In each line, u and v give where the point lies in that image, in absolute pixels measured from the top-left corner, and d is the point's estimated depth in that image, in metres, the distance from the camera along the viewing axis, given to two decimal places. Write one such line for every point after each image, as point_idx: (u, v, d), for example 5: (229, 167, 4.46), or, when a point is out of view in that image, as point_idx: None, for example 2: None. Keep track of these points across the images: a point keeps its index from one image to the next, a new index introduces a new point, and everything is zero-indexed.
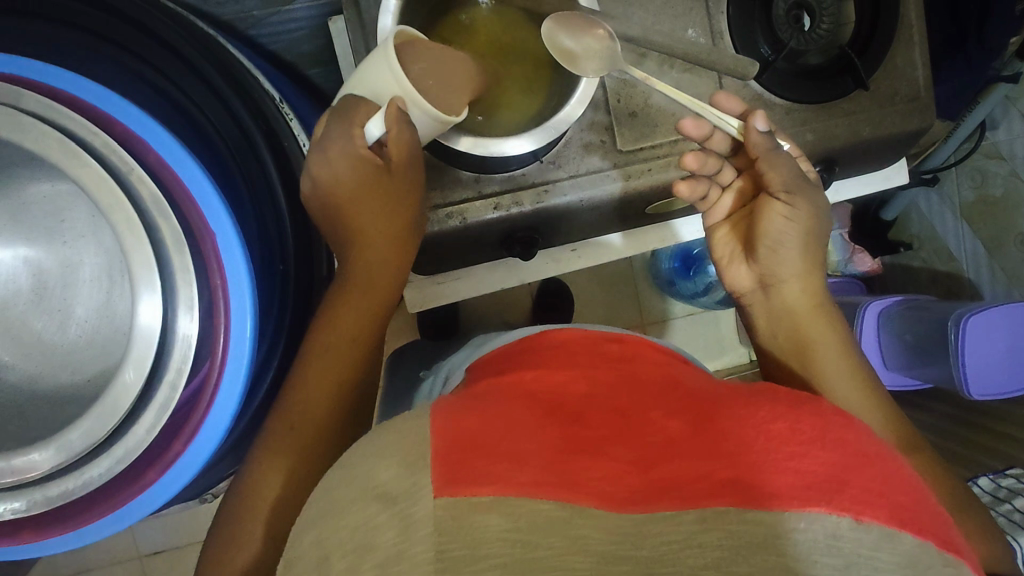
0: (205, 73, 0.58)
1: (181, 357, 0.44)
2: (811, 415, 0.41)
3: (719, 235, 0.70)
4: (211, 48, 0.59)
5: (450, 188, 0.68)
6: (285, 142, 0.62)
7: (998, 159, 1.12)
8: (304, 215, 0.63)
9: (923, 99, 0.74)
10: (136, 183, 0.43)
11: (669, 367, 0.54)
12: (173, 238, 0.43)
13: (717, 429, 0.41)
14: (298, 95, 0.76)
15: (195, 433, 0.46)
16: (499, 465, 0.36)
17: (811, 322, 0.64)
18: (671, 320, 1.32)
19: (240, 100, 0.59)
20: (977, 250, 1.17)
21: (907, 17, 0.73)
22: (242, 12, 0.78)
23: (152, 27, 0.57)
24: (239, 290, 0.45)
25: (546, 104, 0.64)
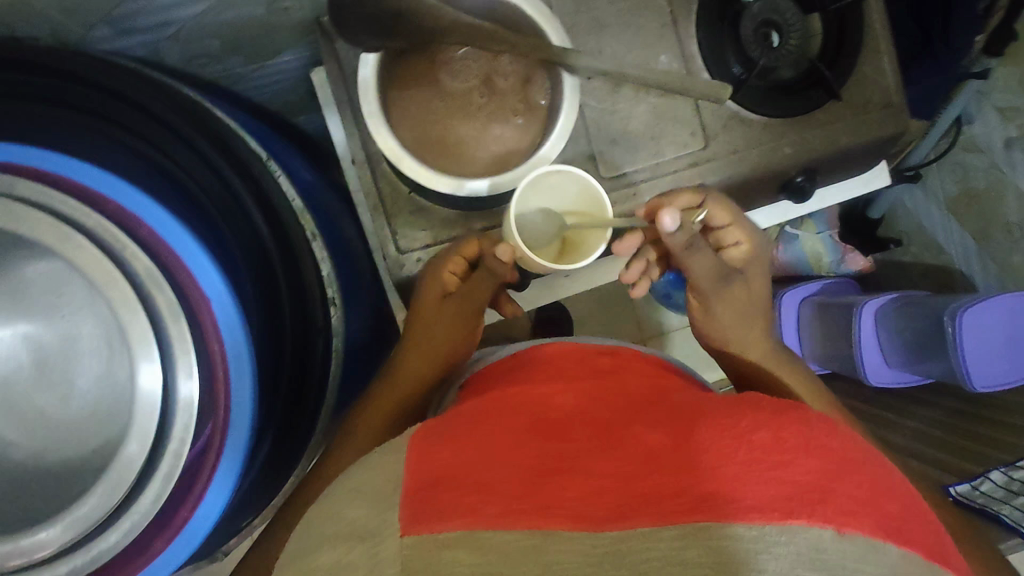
0: (191, 138, 0.59)
1: (186, 417, 0.44)
2: (795, 423, 0.41)
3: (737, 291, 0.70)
4: (196, 111, 0.60)
5: (440, 228, 0.69)
6: (277, 203, 0.62)
7: (976, 152, 1.13)
8: (294, 265, 0.62)
9: (896, 104, 0.75)
10: (130, 259, 0.44)
11: (656, 378, 0.55)
12: (168, 308, 0.44)
13: (697, 436, 0.41)
14: (286, 144, 0.77)
15: (202, 495, 0.47)
16: (467, 497, 0.38)
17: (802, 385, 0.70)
18: (668, 331, 1.35)
19: (226, 161, 0.59)
20: (966, 242, 1.19)
21: (872, 29, 0.74)
22: (226, 71, 0.78)
23: (130, 94, 0.58)
24: (238, 353, 0.47)
25: (526, 119, 0.61)
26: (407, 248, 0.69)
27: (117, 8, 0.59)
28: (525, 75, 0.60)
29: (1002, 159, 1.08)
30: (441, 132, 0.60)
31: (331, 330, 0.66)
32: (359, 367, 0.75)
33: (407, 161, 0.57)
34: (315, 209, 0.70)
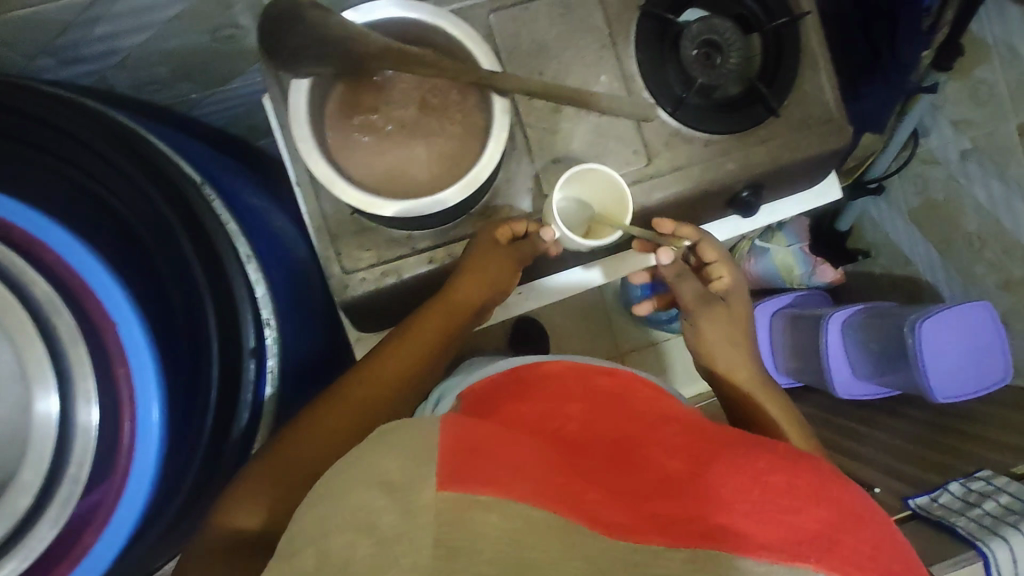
0: (120, 164, 0.57)
1: (84, 445, 0.47)
2: (810, 475, 0.44)
3: (720, 323, 0.75)
4: (125, 136, 0.58)
5: (385, 247, 0.70)
6: (208, 223, 0.57)
7: (934, 164, 1.15)
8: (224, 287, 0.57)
9: (837, 119, 0.77)
10: (29, 283, 0.47)
11: (664, 402, 0.58)
12: (67, 330, 0.48)
13: (713, 471, 0.44)
14: (237, 166, 0.78)
15: (106, 522, 0.48)
16: (501, 468, 0.39)
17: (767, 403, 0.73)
18: (647, 347, 1.36)
19: (154, 185, 0.57)
20: (930, 253, 1.20)
21: (809, 48, 0.76)
22: (179, 96, 0.79)
23: (55, 120, 0.57)
24: (142, 372, 0.49)
25: (460, 141, 0.62)
26: (352, 269, 0.70)
27: (58, 38, 0.60)
28: (460, 99, 0.62)
29: (959, 170, 1.10)
30: (376, 155, 0.61)
31: (271, 352, 0.61)
32: (309, 388, 0.74)
33: (341, 184, 0.58)
34: (258, 232, 0.67)
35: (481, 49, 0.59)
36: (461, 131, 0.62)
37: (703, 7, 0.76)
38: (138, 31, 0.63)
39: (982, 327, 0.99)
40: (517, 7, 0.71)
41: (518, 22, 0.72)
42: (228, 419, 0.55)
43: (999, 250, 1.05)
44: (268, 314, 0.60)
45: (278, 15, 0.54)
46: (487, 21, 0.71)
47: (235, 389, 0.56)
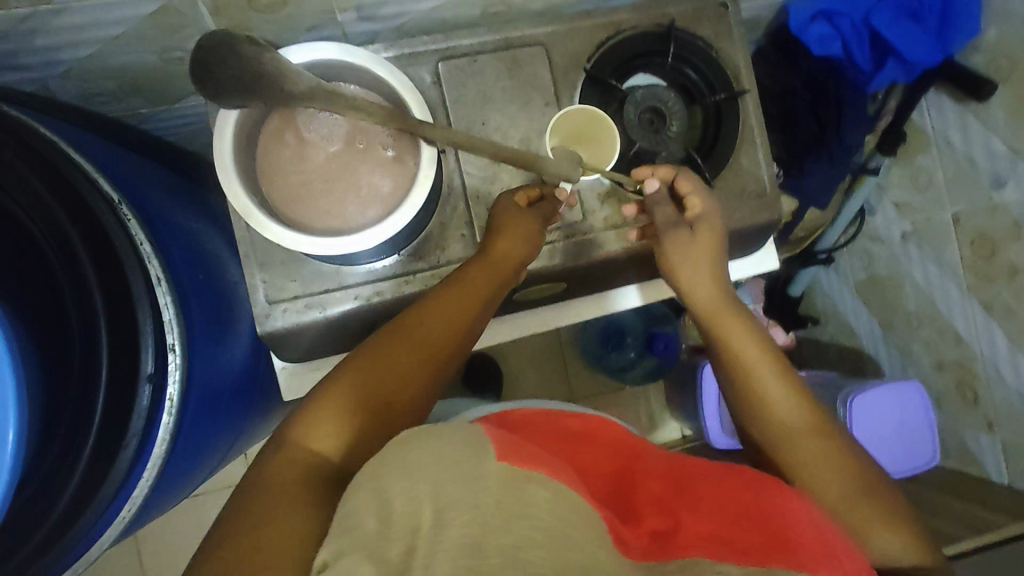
0: (24, 173, 0.56)
1: None
2: (776, 491, 0.52)
3: (694, 252, 0.69)
4: (38, 150, 0.56)
5: (311, 280, 0.70)
6: (115, 244, 0.56)
7: (879, 242, 1.18)
8: (124, 312, 0.56)
9: (770, 195, 0.79)
10: None
11: (637, 445, 0.65)
12: None
13: (695, 497, 0.52)
14: (178, 186, 0.78)
15: None
16: (541, 462, 0.46)
17: (765, 369, 0.65)
18: (600, 394, 1.40)
19: (60, 199, 0.56)
20: (873, 327, 1.22)
21: (748, 124, 0.79)
22: (129, 110, 0.80)
23: None
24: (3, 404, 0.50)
25: (390, 187, 0.62)
26: (275, 300, 0.70)
27: None
28: (392, 139, 0.63)
29: (901, 250, 1.13)
30: (303, 193, 0.62)
31: (174, 379, 0.60)
32: (222, 412, 0.73)
33: (257, 216, 0.58)
34: (180, 254, 0.66)
35: (415, 98, 0.62)
36: (391, 173, 0.63)
37: (654, 75, 0.78)
38: (78, 46, 0.64)
39: (915, 408, 1.00)
40: (465, 58, 0.73)
41: (466, 73, 0.74)
42: (112, 449, 0.55)
43: (933, 330, 1.08)
44: (174, 338, 0.60)
45: (210, 48, 0.54)
46: (435, 68, 0.73)
47: (125, 417, 0.55)
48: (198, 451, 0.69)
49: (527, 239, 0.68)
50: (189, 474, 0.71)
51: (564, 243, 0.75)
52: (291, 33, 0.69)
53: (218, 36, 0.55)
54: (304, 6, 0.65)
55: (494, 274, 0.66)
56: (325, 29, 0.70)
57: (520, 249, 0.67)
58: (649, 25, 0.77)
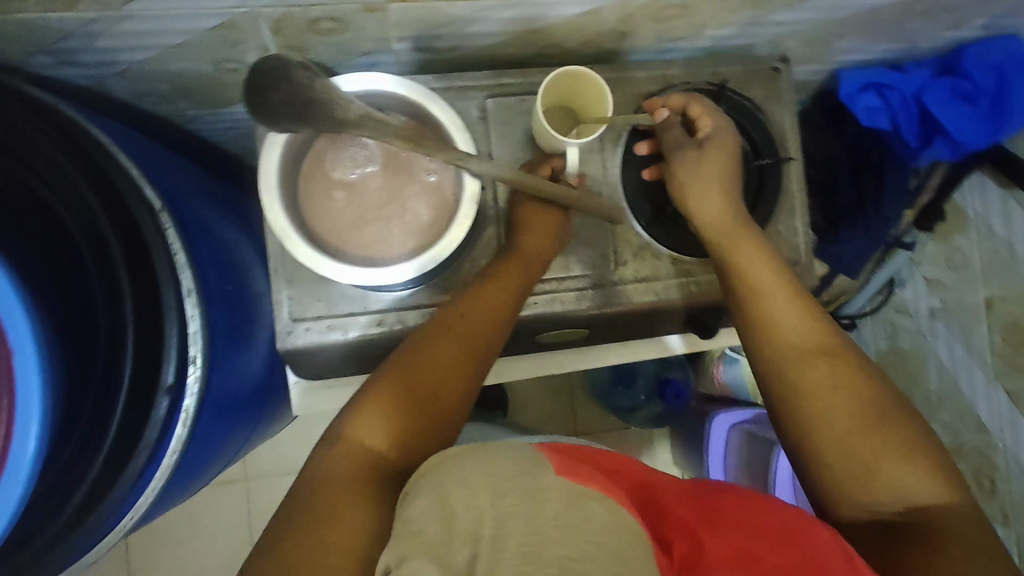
0: (73, 174, 0.56)
1: None
2: (798, 521, 0.50)
3: (704, 166, 0.68)
4: (88, 151, 0.56)
5: (337, 301, 0.70)
6: (152, 252, 0.56)
7: (905, 315, 1.13)
8: (154, 322, 0.55)
9: (804, 263, 0.78)
10: None
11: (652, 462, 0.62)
12: None
13: (718, 522, 0.50)
14: (217, 190, 0.78)
15: None
16: (594, 479, 0.45)
17: (778, 305, 0.62)
18: (604, 433, 1.38)
19: (104, 203, 0.56)
20: None
21: (789, 191, 0.78)
22: (178, 111, 0.81)
23: (18, 124, 0.56)
24: (27, 403, 0.46)
25: (427, 219, 0.62)
26: (298, 317, 0.70)
27: (60, 42, 0.61)
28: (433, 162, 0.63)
29: (929, 327, 1.10)
30: (341, 217, 0.62)
31: (190, 392, 0.58)
32: (232, 422, 0.71)
33: (293, 239, 0.58)
34: (211, 263, 0.66)
35: (461, 130, 0.62)
36: (433, 206, 0.62)
37: None
38: (140, 50, 0.64)
39: None
40: (514, 97, 0.74)
41: (514, 111, 0.74)
42: (124, 458, 0.53)
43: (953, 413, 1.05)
44: (197, 349, 0.58)
45: (266, 70, 0.56)
46: (483, 104, 0.73)
47: (142, 426, 0.54)
48: (198, 463, 0.67)
49: (553, 235, 0.69)
50: (194, 477, 0.70)
51: (592, 290, 0.75)
52: (347, 56, 0.70)
53: (275, 60, 0.56)
54: (364, 33, 0.65)
55: (526, 268, 0.67)
56: (380, 55, 0.71)
57: (550, 243, 0.68)
58: (701, 82, 0.77)
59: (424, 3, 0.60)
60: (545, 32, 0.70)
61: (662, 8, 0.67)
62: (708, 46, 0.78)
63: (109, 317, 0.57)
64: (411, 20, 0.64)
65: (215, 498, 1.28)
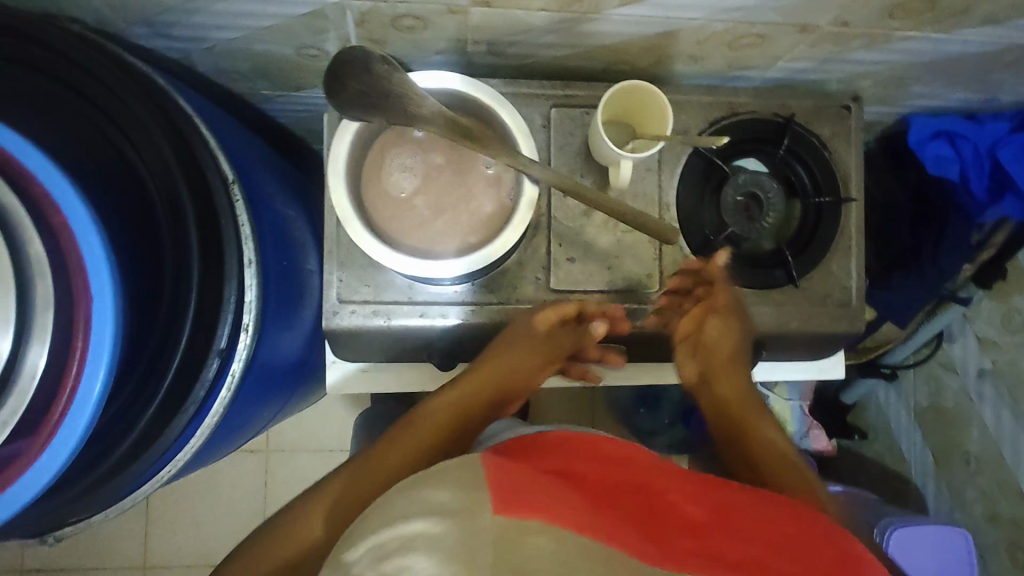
0: (157, 135, 0.57)
1: (20, 394, 0.43)
2: (810, 525, 0.50)
3: (729, 334, 0.72)
4: (173, 117, 0.58)
5: (384, 288, 0.72)
6: (222, 221, 0.58)
7: (952, 372, 1.12)
8: (216, 289, 0.57)
9: (854, 306, 0.77)
10: (28, 240, 0.43)
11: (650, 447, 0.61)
12: (37, 260, 0.43)
13: (728, 519, 0.49)
14: (280, 168, 0.81)
15: (14, 481, 0.44)
16: (551, 500, 0.44)
17: (759, 421, 0.73)
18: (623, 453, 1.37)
19: (182, 165, 0.58)
20: (926, 457, 1.17)
21: (846, 231, 0.77)
22: (254, 90, 0.84)
23: (107, 78, 0.57)
24: (97, 354, 0.43)
25: (481, 220, 0.64)
26: (345, 299, 0.71)
27: (158, 15, 0.65)
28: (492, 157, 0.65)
29: (975, 386, 1.08)
30: (399, 208, 0.63)
31: (237, 357, 0.60)
32: (268, 391, 0.74)
33: (353, 224, 0.61)
34: (270, 237, 0.69)
35: (525, 134, 0.63)
36: (488, 208, 0.64)
37: (760, 162, 0.77)
38: (232, 28, 0.68)
39: (956, 552, 0.96)
40: (579, 109, 0.74)
41: (577, 123, 0.74)
42: (172, 411, 0.55)
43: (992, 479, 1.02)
44: (250, 316, 0.61)
45: (350, 61, 0.58)
46: (547, 112, 0.74)
47: (191, 384, 0.56)
48: (234, 424, 0.69)
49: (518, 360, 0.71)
50: (230, 437, 0.73)
51: (635, 308, 0.75)
52: (421, 53, 0.72)
53: (358, 52, 0.58)
54: (441, 33, 0.67)
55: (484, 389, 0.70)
56: (452, 56, 0.73)
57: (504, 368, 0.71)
58: (768, 113, 0.76)
59: (504, 9, 0.61)
60: (618, 49, 0.70)
61: (739, 36, 0.67)
62: (778, 78, 0.78)
63: (171, 278, 0.58)
64: (489, 25, 0.65)
65: (235, 466, 1.32)
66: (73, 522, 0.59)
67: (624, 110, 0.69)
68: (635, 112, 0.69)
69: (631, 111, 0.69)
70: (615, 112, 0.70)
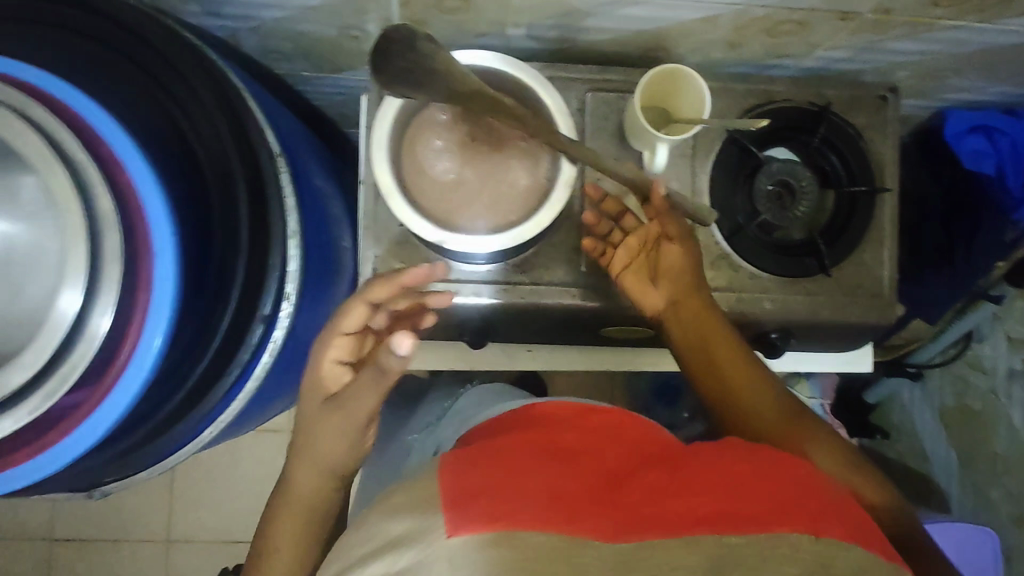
0: (210, 106, 0.59)
1: (84, 352, 0.43)
2: (777, 461, 0.50)
3: (670, 252, 0.70)
4: (226, 90, 0.60)
5: (420, 266, 0.73)
6: (269, 192, 0.60)
7: (979, 372, 1.11)
8: (262, 257, 0.59)
9: (886, 297, 0.77)
10: (98, 198, 0.45)
11: (618, 417, 0.58)
12: (106, 218, 0.45)
13: (693, 474, 0.46)
14: (317, 146, 0.83)
15: (71, 432, 0.45)
16: (506, 503, 0.41)
17: (756, 382, 0.67)
18: None
19: (233, 136, 0.60)
20: (950, 457, 1.16)
21: (880, 222, 0.76)
22: (293, 70, 0.86)
23: (167, 52, 0.59)
24: (159, 312, 0.46)
25: (517, 199, 0.65)
26: (381, 275, 0.73)
27: None
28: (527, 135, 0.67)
29: (1004, 386, 1.07)
30: (437, 184, 0.65)
31: (279, 325, 0.62)
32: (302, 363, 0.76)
33: (394, 197, 0.63)
34: (310, 211, 0.70)
35: (565, 118, 0.65)
36: (524, 188, 0.65)
37: (793, 151, 0.77)
38: (280, 7, 0.69)
39: (981, 551, 0.95)
40: (615, 94, 0.75)
41: (612, 107, 0.75)
42: (219, 373, 0.57)
43: None
44: (292, 286, 0.62)
45: (394, 40, 0.59)
46: (583, 96, 0.75)
47: (236, 347, 0.58)
48: (270, 393, 0.71)
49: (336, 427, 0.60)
50: (264, 408, 0.74)
51: None
52: (460, 35, 0.73)
53: (402, 31, 0.59)
54: (482, 15, 0.68)
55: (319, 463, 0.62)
56: (491, 38, 0.74)
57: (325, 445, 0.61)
58: (804, 102, 0.76)
59: None
60: (655, 35, 0.71)
61: (778, 22, 0.67)
62: (814, 67, 0.78)
63: (219, 243, 0.60)
64: (530, 8, 0.66)
65: (259, 444, 1.34)
66: (117, 479, 0.61)
67: (665, 92, 0.70)
68: (676, 95, 0.69)
69: (668, 96, 0.70)
70: (656, 94, 0.70)
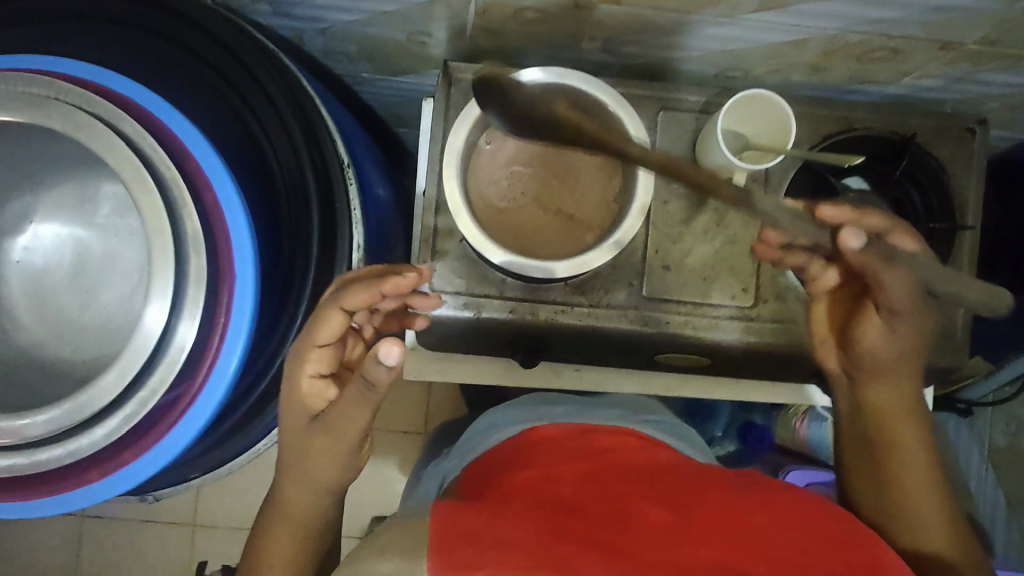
0: (283, 114, 0.59)
1: (172, 360, 0.44)
2: (789, 507, 0.49)
3: (873, 327, 0.57)
4: (302, 100, 0.59)
5: (477, 282, 0.71)
6: (338, 205, 0.59)
7: None
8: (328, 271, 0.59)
9: (959, 339, 0.74)
10: (185, 218, 0.45)
11: (622, 445, 0.57)
12: (194, 236, 0.45)
13: (693, 523, 0.46)
14: (375, 150, 0.81)
15: (148, 449, 0.46)
16: (494, 549, 0.41)
17: (909, 450, 0.58)
18: None
19: (306, 146, 0.59)
20: (998, 498, 1.12)
21: (958, 262, 0.73)
22: (355, 72, 0.84)
23: (246, 58, 0.58)
24: (237, 335, 0.47)
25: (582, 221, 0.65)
26: (436, 289, 0.71)
27: None
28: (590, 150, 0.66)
29: None
30: None
31: None
32: None
33: (462, 214, 0.61)
34: (371, 221, 0.70)
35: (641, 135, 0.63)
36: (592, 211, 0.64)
37: (869, 182, 0.74)
38: (351, 11, 0.68)
39: None
40: (688, 113, 0.72)
41: (684, 128, 0.72)
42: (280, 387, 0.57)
43: None
44: None
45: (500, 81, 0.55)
46: (654, 116, 0.72)
47: None
48: None
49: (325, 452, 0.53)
50: None
51: (726, 321, 0.73)
52: (533, 45, 0.70)
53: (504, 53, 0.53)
54: (560, 27, 0.66)
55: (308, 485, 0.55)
56: (563, 50, 0.71)
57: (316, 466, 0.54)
58: (886, 131, 0.73)
59: (632, 7, 0.60)
60: (737, 55, 0.68)
61: (871, 49, 0.64)
62: (899, 94, 0.74)
63: (286, 254, 0.59)
64: (611, 23, 0.64)
65: None
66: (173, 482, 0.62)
67: (743, 114, 0.67)
68: (753, 119, 0.67)
69: (749, 120, 0.67)
70: (734, 116, 0.67)
